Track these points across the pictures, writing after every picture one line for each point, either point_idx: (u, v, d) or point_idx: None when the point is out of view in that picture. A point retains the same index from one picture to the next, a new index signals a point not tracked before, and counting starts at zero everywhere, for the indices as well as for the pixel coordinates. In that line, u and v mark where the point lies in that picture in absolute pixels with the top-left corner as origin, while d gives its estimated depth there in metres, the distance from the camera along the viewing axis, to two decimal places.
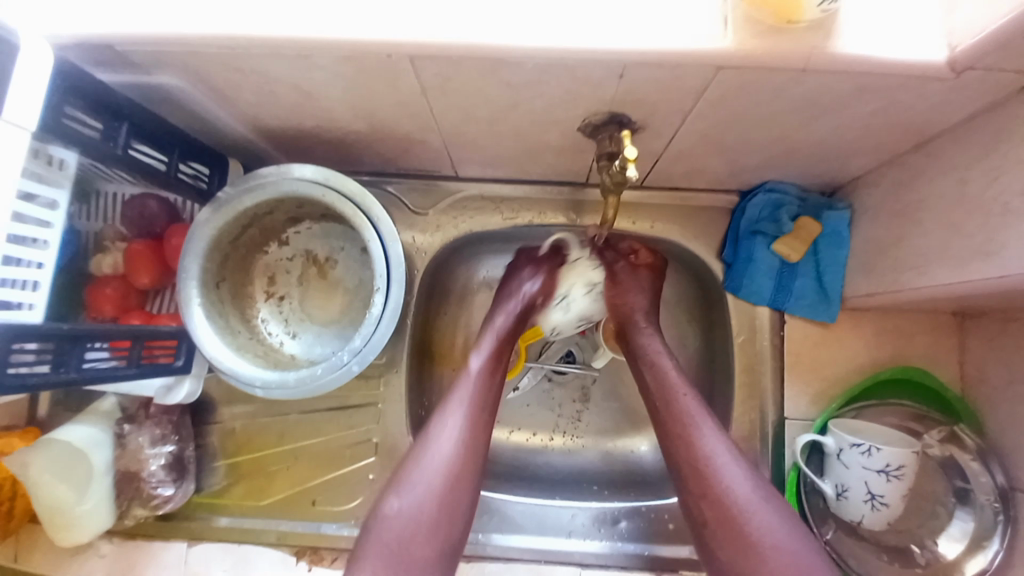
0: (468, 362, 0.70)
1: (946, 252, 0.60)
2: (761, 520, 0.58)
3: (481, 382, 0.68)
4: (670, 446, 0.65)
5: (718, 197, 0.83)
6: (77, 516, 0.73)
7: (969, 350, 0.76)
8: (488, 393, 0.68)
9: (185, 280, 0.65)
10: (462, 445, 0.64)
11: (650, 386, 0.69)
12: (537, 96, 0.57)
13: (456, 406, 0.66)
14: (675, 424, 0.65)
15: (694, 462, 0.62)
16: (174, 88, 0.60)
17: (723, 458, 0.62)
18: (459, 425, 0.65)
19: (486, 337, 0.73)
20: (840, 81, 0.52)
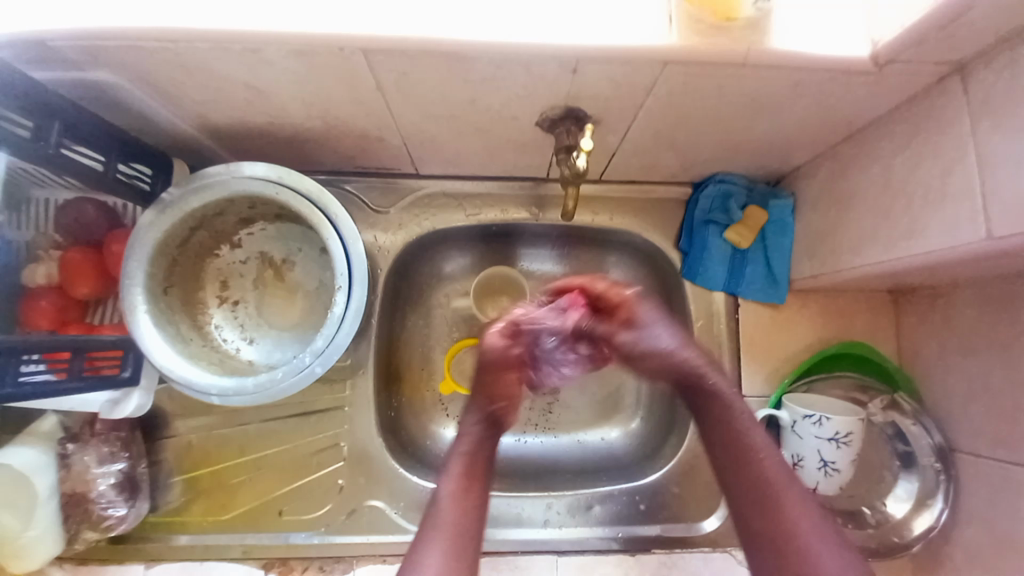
0: (435, 491, 0.56)
1: (879, 235, 0.65)
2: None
3: (448, 524, 0.53)
4: (737, 512, 0.54)
5: (672, 190, 0.87)
6: (22, 546, 0.68)
7: (903, 326, 0.83)
8: (460, 540, 0.52)
9: (128, 286, 0.62)
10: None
11: (720, 448, 0.57)
12: (494, 92, 0.58)
13: (432, 538, 0.52)
14: (748, 484, 0.54)
15: (773, 527, 0.52)
16: (116, 87, 0.56)
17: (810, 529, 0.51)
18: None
19: (451, 458, 0.58)
20: (777, 76, 0.55)
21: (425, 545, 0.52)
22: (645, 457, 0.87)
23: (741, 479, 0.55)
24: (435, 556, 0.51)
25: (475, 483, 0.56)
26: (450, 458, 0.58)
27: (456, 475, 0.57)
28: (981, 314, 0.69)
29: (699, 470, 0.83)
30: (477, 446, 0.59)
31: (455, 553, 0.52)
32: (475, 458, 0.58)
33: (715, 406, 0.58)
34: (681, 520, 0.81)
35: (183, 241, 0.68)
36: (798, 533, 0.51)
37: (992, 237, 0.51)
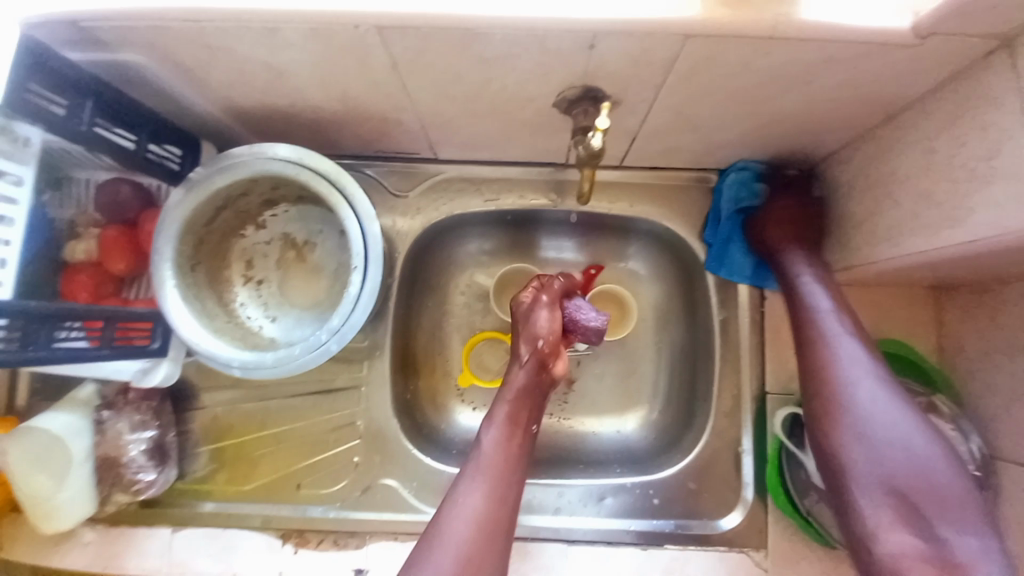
0: (480, 436, 0.68)
1: (917, 222, 0.61)
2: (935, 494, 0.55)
3: (494, 460, 0.65)
4: (818, 414, 0.62)
5: (696, 176, 0.84)
6: (56, 505, 0.73)
7: (945, 323, 0.77)
8: (506, 469, 0.65)
9: (157, 261, 0.65)
10: (486, 507, 0.62)
11: (806, 369, 0.66)
12: (510, 70, 0.57)
13: (472, 478, 0.64)
14: (828, 386, 0.62)
15: (838, 426, 0.60)
16: (146, 68, 0.59)
17: (871, 397, 0.60)
18: (479, 488, 0.63)
19: (498, 404, 0.70)
20: (808, 51, 0.52)
21: (477, 469, 0.65)
22: (660, 449, 0.85)
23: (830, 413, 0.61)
24: (488, 476, 0.64)
25: (519, 421, 0.69)
26: (496, 410, 0.69)
27: (501, 423, 0.68)
28: None
29: (716, 465, 0.80)
30: (523, 394, 0.70)
31: (501, 477, 0.64)
32: (518, 407, 0.69)
33: (807, 324, 0.68)
34: (696, 515, 0.79)
35: (210, 220, 0.71)
36: (862, 433, 0.59)
37: None
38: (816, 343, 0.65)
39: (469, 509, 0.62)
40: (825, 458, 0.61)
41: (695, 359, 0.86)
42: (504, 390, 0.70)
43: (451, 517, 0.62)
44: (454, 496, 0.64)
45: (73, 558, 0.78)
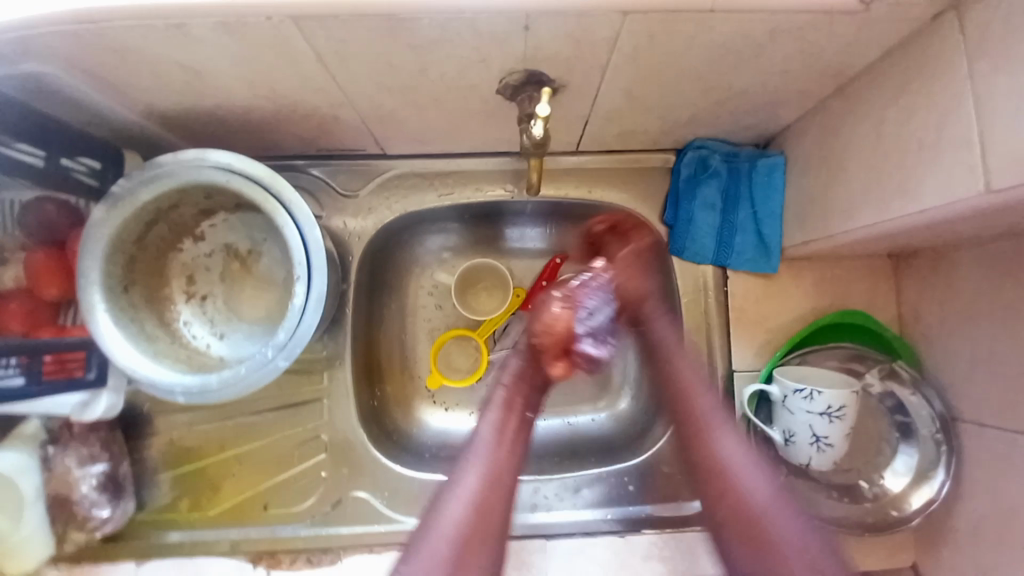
0: (478, 421, 0.66)
1: (871, 193, 0.60)
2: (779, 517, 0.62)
3: (491, 444, 0.63)
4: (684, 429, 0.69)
5: (654, 157, 0.82)
6: (13, 545, 0.69)
7: (904, 291, 0.78)
8: (504, 450, 0.63)
9: (83, 285, 0.60)
10: (483, 489, 0.60)
11: (680, 416, 0.69)
12: (446, 57, 0.54)
13: (469, 461, 0.62)
14: (694, 422, 0.68)
15: (704, 445, 0.67)
16: (54, 77, 0.54)
17: (737, 454, 0.66)
18: (476, 469, 0.62)
19: (495, 387, 0.68)
20: (752, 21, 0.50)
21: (474, 451, 0.63)
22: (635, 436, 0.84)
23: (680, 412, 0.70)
24: (484, 458, 0.62)
25: (521, 400, 0.67)
26: (494, 391, 0.68)
27: (497, 406, 0.66)
28: (989, 277, 0.64)
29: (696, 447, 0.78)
30: (521, 376, 0.68)
31: (499, 457, 0.63)
32: (513, 390, 0.68)
33: (686, 424, 0.69)
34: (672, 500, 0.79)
35: (140, 235, 0.66)
36: (736, 482, 0.65)
37: (990, 191, 0.46)
38: (702, 433, 0.67)
39: (465, 492, 0.60)
40: (701, 456, 0.67)
41: None
42: (499, 375, 0.69)
43: (447, 500, 0.60)
44: (451, 479, 0.62)
45: None
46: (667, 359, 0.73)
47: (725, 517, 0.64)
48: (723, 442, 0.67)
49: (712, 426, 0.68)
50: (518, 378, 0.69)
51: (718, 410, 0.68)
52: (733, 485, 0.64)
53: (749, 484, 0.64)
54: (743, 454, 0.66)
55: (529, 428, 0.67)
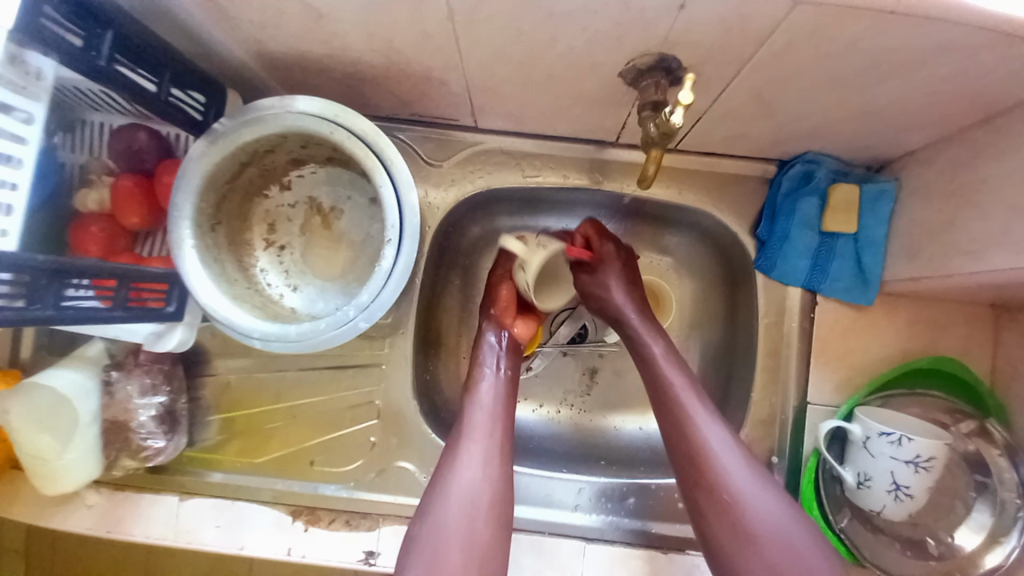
0: (470, 394, 0.67)
1: (1009, 237, 0.55)
2: (753, 505, 0.57)
3: (489, 418, 0.65)
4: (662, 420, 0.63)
5: (754, 167, 0.78)
6: (59, 467, 0.70)
7: (1004, 346, 0.72)
8: (500, 433, 0.65)
9: (176, 218, 0.60)
10: (489, 468, 0.61)
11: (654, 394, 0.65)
12: (582, 29, 0.51)
13: (469, 443, 0.63)
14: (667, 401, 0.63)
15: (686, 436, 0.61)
16: (171, 1, 0.52)
17: (720, 446, 0.60)
18: (478, 448, 0.62)
19: (488, 360, 0.70)
20: (927, 32, 0.46)
21: (473, 429, 0.64)
22: None
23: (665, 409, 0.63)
24: (484, 443, 0.63)
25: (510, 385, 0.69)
26: (482, 373, 0.69)
27: (495, 385, 0.68)
28: None
29: None
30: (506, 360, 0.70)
31: (497, 439, 0.64)
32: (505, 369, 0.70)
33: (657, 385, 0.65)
34: None
35: (233, 176, 0.66)
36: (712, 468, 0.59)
37: None
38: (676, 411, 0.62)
39: (470, 478, 0.60)
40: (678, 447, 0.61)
41: (731, 361, 0.81)
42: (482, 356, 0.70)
43: (451, 488, 0.60)
44: (449, 467, 0.61)
45: (76, 520, 0.76)
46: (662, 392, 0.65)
47: (693, 496, 0.59)
48: (706, 428, 0.60)
49: (685, 407, 0.62)
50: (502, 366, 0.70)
51: (696, 386, 0.64)
52: (710, 472, 0.59)
53: (721, 464, 0.59)
54: (729, 450, 0.60)
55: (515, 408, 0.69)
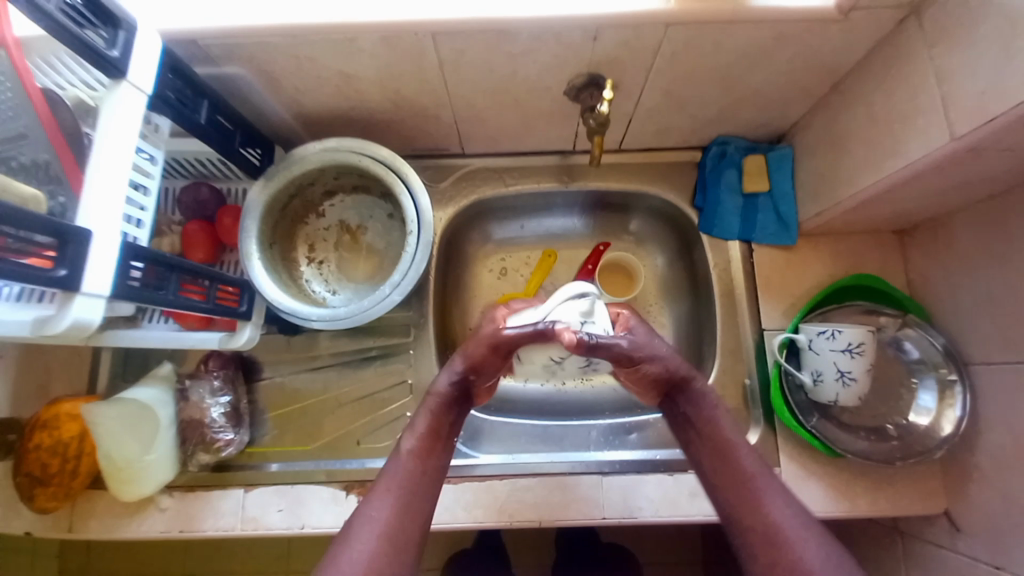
0: (399, 445, 0.68)
1: (867, 161, 0.74)
2: (799, 534, 0.59)
3: (408, 468, 0.66)
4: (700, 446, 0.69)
5: (685, 154, 0.99)
6: (140, 469, 0.80)
7: (911, 260, 0.90)
8: (419, 480, 0.66)
9: (245, 237, 0.78)
10: (394, 519, 0.62)
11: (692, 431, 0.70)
12: (533, 61, 0.73)
13: (383, 493, 0.64)
14: (710, 434, 0.68)
15: (724, 459, 0.66)
16: (242, 78, 0.74)
17: (761, 475, 0.64)
18: (388, 500, 0.63)
19: (421, 412, 0.69)
20: (761, 31, 0.68)
21: (392, 479, 0.65)
22: None
23: (703, 440, 0.68)
24: (397, 491, 0.64)
25: (440, 429, 0.69)
26: (418, 417, 0.69)
27: (422, 432, 0.68)
28: (979, 231, 0.76)
29: (728, 397, 0.91)
30: (445, 402, 0.69)
31: (415, 485, 0.65)
32: (439, 417, 0.69)
33: (695, 421, 0.69)
34: None
35: (283, 206, 0.85)
36: (755, 489, 0.63)
37: (956, 137, 0.60)
38: (721, 442, 0.67)
39: (378, 521, 0.62)
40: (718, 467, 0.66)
41: (699, 310, 1.00)
42: (426, 400, 0.70)
43: (359, 529, 0.61)
44: (365, 510, 0.63)
45: (149, 524, 0.84)
46: (719, 449, 0.67)
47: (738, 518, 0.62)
48: (745, 455, 0.66)
49: (729, 441, 0.67)
50: (439, 410, 0.69)
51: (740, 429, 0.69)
52: (748, 490, 0.63)
53: (759, 484, 0.63)
54: (773, 483, 0.63)
55: (446, 460, 0.69)
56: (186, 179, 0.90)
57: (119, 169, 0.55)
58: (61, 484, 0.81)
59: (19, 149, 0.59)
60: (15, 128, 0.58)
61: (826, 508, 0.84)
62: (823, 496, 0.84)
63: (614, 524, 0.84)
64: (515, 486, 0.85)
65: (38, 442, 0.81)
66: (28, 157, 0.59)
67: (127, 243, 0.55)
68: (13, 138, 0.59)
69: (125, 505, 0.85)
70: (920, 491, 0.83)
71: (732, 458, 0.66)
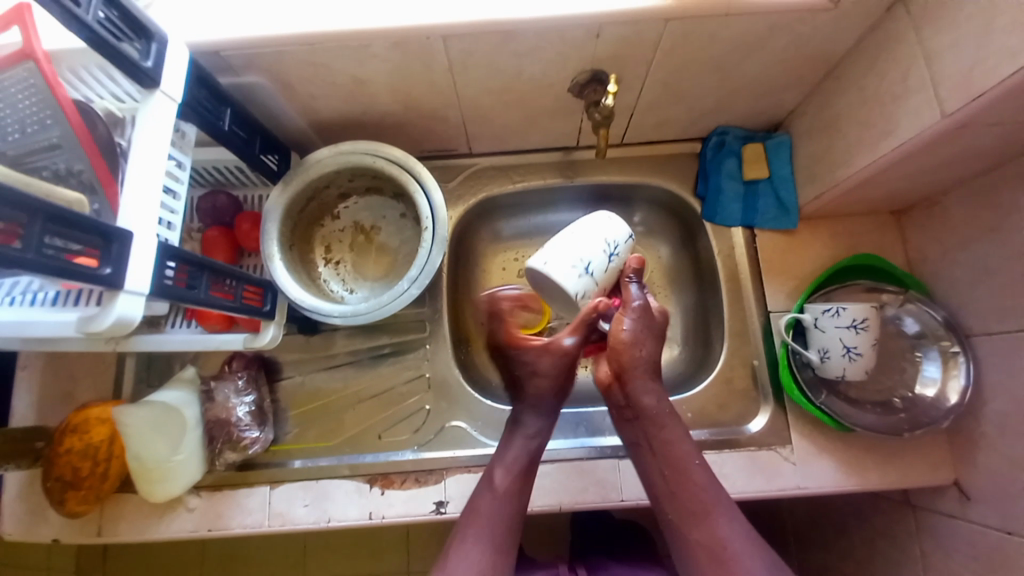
0: (486, 482, 0.75)
1: (861, 143, 0.77)
2: (749, 563, 0.65)
3: (499, 504, 0.72)
4: (658, 462, 0.73)
5: (685, 145, 1.02)
6: (170, 468, 0.82)
7: (908, 240, 0.93)
8: (508, 514, 0.72)
9: (267, 240, 0.81)
10: (489, 554, 0.68)
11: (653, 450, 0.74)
12: (539, 59, 0.76)
13: (475, 529, 0.70)
14: (666, 456, 0.72)
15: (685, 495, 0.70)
16: (260, 86, 0.77)
17: (716, 493, 0.70)
18: (482, 535, 0.69)
19: (506, 449, 0.77)
20: (756, 22, 0.71)
21: (483, 517, 0.71)
22: (694, 371, 1.01)
23: (659, 460, 0.73)
24: (485, 525, 0.70)
25: (525, 462, 0.76)
26: (506, 452, 0.77)
27: (513, 468, 0.75)
28: (972, 207, 0.80)
29: (736, 378, 0.94)
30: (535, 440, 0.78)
31: (502, 519, 0.71)
32: (525, 454, 0.77)
33: (653, 445, 0.74)
34: (724, 425, 0.92)
35: (301, 209, 0.88)
36: (717, 522, 0.68)
37: (946, 114, 0.63)
38: (677, 468, 0.71)
39: (474, 558, 0.67)
40: (674, 486, 0.71)
41: (705, 296, 1.03)
42: (513, 435, 0.79)
43: (457, 558, 0.67)
44: (460, 546, 0.68)
45: (178, 524, 0.85)
46: (674, 463, 0.72)
47: (695, 543, 0.67)
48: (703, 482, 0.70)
49: (692, 475, 0.71)
50: (530, 445, 0.77)
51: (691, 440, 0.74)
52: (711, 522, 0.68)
53: (728, 530, 0.67)
54: (721, 500, 0.70)
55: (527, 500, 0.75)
56: (204, 187, 0.92)
57: (156, 173, 0.58)
58: (92, 487, 0.82)
59: (51, 159, 0.60)
60: (47, 139, 0.58)
61: (837, 482, 0.86)
62: (834, 470, 0.87)
63: (632, 505, 0.86)
64: (534, 474, 0.87)
65: (66, 446, 0.82)
66: (62, 167, 0.60)
67: (163, 243, 0.58)
68: (46, 148, 0.59)
69: (151, 508, 0.86)
70: (930, 461, 0.85)
71: (701, 498, 0.69)
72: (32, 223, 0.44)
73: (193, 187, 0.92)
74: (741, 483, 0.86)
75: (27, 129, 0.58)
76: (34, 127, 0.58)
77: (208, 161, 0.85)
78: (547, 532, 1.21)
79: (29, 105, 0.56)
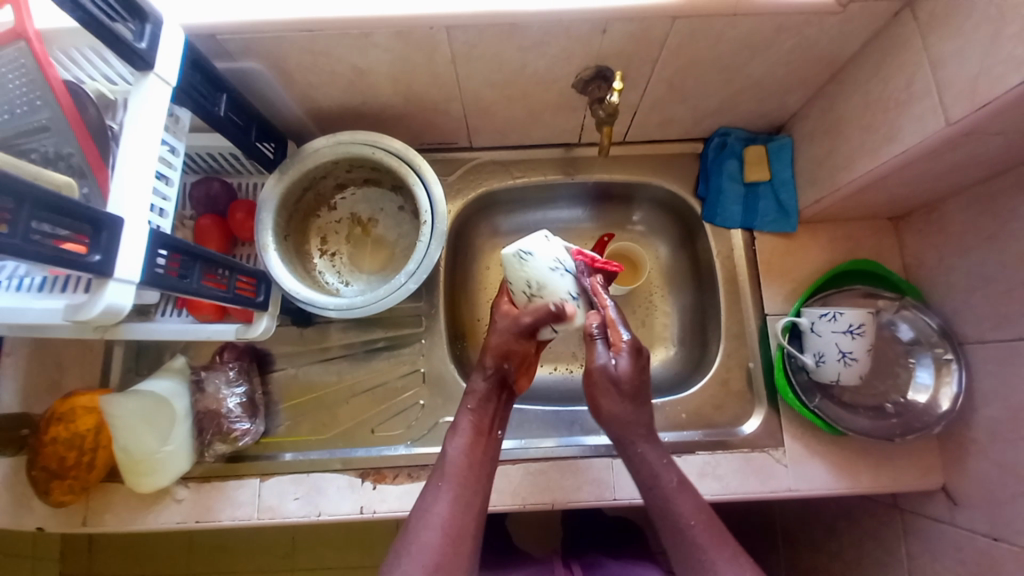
0: (445, 448, 0.72)
1: (864, 149, 0.77)
2: None
3: (461, 467, 0.69)
4: (663, 522, 0.67)
5: (687, 145, 1.02)
6: (159, 460, 0.81)
7: (905, 246, 0.94)
8: (469, 473, 0.69)
9: (262, 230, 0.80)
10: (453, 513, 0.65)
11: (659, 507, 0.68)
12: (544, 53, 0.75)
13: (437, 489, 0.67)
14: (671, 516, 0.66)
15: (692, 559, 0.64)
16: (257, 71, 0.75)
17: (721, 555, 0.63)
18: (447, 495, 0.67)
19: (461, 413, 0.74)
20: (765, 23, 0.70)
21: (444, 479, 0.68)
22: (689, 372, 1.01)
23: (665, 521, 0.67)
24: (450, 484, 0.68)
25: (480, 422, 0.74)
26: (460, 417, 0.74)
27: (468, 431, 0.73)
28: (970, 215, 0.80)
29: (732, 379, 0.94)
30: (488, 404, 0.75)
31: (466, 483, 0.68)
32: (482, 414, 0.74)
33: (659, 502, 0.68)
34: (720, 426, 0.92)
35: (297, 198, 0.87)
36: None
37: (950, 122, 0.63)
38: (680, 526, 0.66)
39: (438, 517, 0.65)
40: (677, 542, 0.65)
41: (702, 297, 1.03)
42: (466, 401, 0.76)
43: (421, 524, 0.64)
44: (424, 505, 0.66)
45: (165, 515, 0.84)
46: (677, 526, 0.66)
47: None
48: (708, 539, 0.64)
49: (695, 534, 0.65)
50: (485, 407, 0.75)
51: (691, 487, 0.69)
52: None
53: None
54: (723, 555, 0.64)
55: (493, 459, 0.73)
56: (197, 174, 0.90)
57: (148, 158, 0.56)
58: (78, 477, 0.81)
59: (40, 142, 0.58)
60: (36, 121, 0.56)
61: (829, 485, 0.87)
62: (826, 473, 0.87)
63: (625, 505, 0.86)
64: (527, 471, 0.87)
65: (52, 435, 0.80)
66: (51, 150, 0.58)
67: (155, 230, 0.57)
68: (35, 130, 0.57)
69: (137, 500, 0.85)
70: (920, 467, 0.86)
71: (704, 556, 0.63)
72: (19, 209, 0.43)
73: (186, 174, 0.90)
74: (733, 484, 0.87)
75: (16, 110, 0.56)
76: (23, 108, 0.56)
77: (203, 147, 0.83)
78: (538, 528, 1.22)
79: (19, 86, 0.54)
